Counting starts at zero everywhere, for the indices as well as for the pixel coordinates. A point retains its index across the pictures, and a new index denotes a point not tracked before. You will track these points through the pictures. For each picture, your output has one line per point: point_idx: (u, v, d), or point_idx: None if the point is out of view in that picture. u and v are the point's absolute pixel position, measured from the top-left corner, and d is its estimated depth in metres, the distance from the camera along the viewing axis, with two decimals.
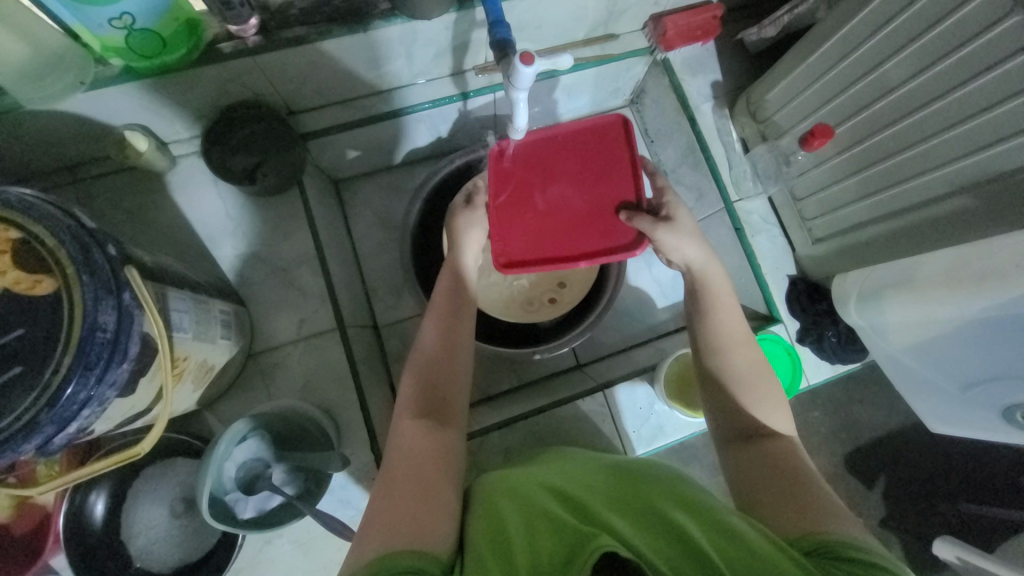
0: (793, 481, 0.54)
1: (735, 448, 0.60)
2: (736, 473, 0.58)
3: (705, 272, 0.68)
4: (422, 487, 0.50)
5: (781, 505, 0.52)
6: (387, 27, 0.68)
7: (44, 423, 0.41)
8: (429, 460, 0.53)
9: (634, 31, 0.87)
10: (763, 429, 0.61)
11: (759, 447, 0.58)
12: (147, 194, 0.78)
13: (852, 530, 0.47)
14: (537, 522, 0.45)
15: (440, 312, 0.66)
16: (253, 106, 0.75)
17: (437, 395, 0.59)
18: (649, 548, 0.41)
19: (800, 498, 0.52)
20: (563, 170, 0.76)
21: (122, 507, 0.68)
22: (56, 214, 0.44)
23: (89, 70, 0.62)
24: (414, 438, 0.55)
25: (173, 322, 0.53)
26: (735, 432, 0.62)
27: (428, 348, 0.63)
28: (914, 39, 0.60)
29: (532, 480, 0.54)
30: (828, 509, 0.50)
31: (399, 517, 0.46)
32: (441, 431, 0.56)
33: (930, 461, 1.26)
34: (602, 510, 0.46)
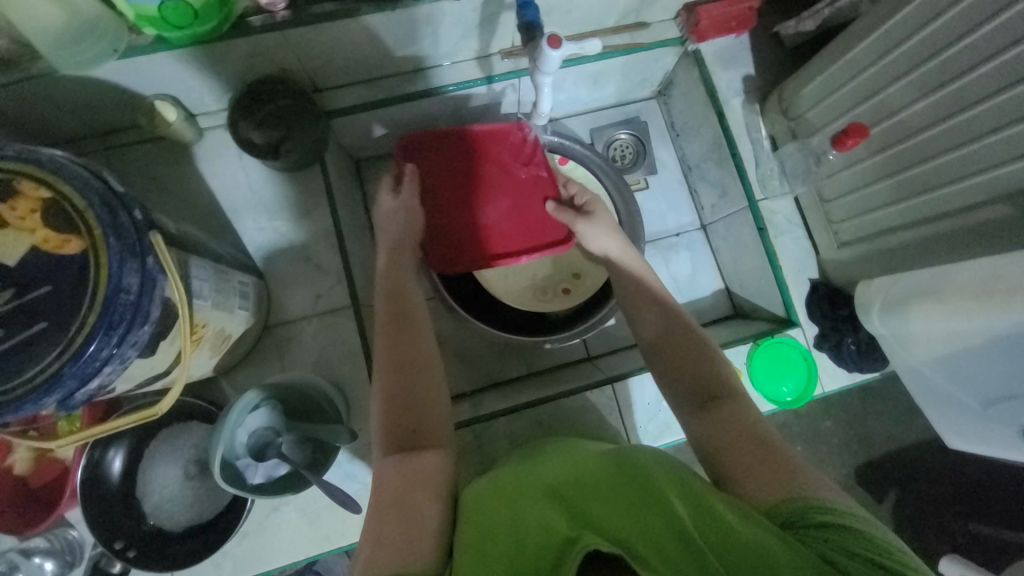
0: (758, 441, 0.53)
1: (696, 414, 0.59)
2: (704, 439, 0.56)
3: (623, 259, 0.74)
4: (402, 506, 0.49)
5: (753, 472, 0.51)
6: (416, 7, 0.67)
7: (67, 377, 0.42)
8: (416, 483, 0.52)
9: (666, 20, 0.85)
10: (720, 391, 0.60)
11: (720, 410, 0.57)
12: (174, 164, 0.80)
13: (828, 493, 0.47)
14: (524, 515, 0.46)
15: (388, 325, 0.65)
16: (280, 82, 0.75)
17: (407, 424, 0.58)
18: (640, 540, 0.41)
19: (767, 461, 0.51)
20: (478, 182, 0.84)
21: (138, 466, 0.70)
22: (87, 176, 0.45)
23: (122, 38, 0.63)
24: (389, 467, 0.54)
25: (194, 290, 0.55)
26: (692, 400, 0.60)
27: (387, 361, 0.62)
28: (961, 37, 0.58)
29: (521, 472, 0.54)
30: (803, 474, 0.50)
31: (384, 537, 0.46)
32: (427, 453, 0.55)
33: (945, 479, 1.22)
34: (585, 498, 0.46)
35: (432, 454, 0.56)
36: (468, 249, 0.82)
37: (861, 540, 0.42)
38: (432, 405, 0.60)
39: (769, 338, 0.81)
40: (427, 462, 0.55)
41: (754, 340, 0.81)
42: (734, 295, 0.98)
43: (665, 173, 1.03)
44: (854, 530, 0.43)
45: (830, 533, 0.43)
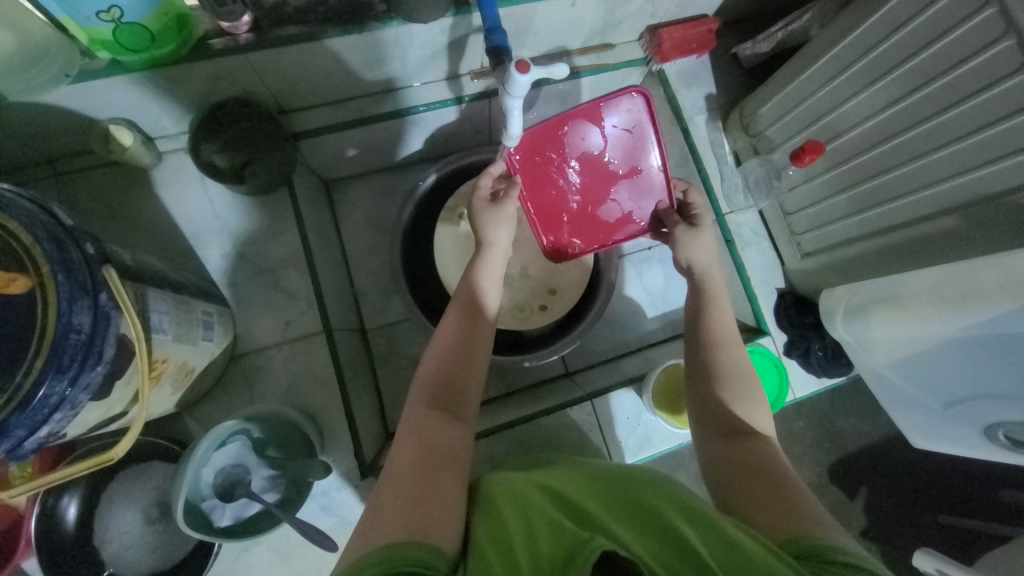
0: (785, 489, 0.52)
1: (723, 443, 0.59)
2: (724, 469, 0.57)
3: (705, 278, 0.71)
4: (429, 483, 0.49)
5: (772, 509, 0.50)
6: (383, 29, 0.67)
7: (14, 427, 0.39)
8: (438, 451, 0.52)
9: (630, 42, 0.87)
10: (750, 428, 0.60)
11: (748, 448, 0.58)
12: (132, 190, 0.76)
13: (846, 541, 0.46)
14: (535, 522, 0.44)
15: (457, 318, 0.63)
16: (243, 104, 0.73)
17: (453, 387, 0.59)
18: (651, 553, 0.40)
19: (789, 505, 0.50)
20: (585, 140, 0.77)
21: (93, 512, 0.65)
22: (33, 210, 0.42)
23: (74, 62, 0.60)
24: (418, 444, 0.52)
25: (153, 324, 0.52)
26: (723, 429, 0.61)
27: (448, 329, 0.63)
28: (905, 61, 0.61)
29: (526, 483, 0.53)
30: (812, 512, 0.49)
31: (397, 504, 0.46)
32: (455, 426, 0.56)
33: (912, 473, 1.27)
34: (597, 511, 0.46)
35: (462, 429, 0.56)
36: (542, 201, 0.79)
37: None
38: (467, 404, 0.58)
39: None
40: (451, 435, 0.54)
41: None
42: None
43: None
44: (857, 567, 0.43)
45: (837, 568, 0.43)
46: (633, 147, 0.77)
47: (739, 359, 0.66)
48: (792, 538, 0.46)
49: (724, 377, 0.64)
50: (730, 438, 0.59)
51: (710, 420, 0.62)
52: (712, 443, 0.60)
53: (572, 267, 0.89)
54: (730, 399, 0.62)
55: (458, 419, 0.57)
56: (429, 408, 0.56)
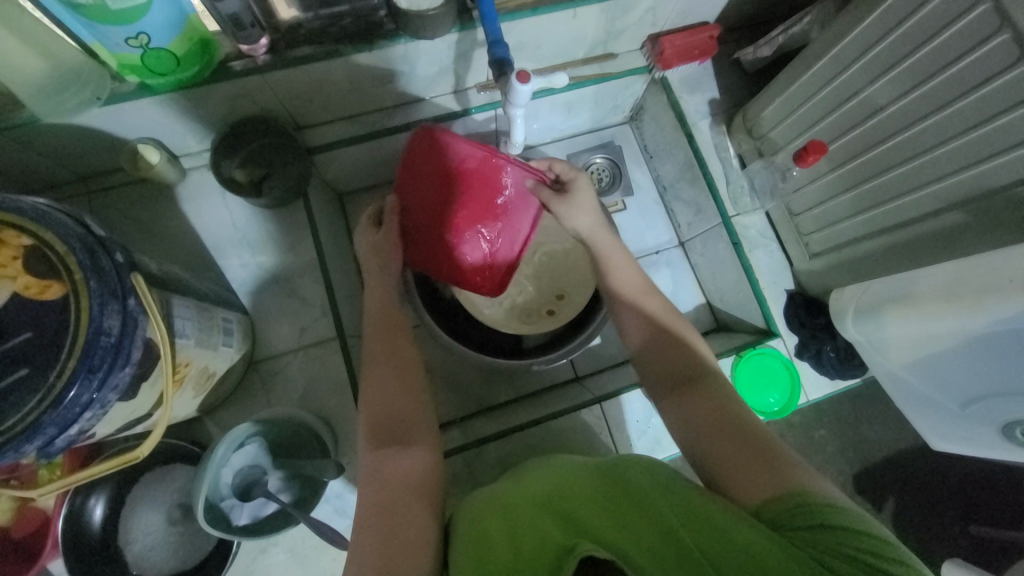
0: (738, 432, 0.55)
1: (675, 396, 0.62)
2: (690, 420, 0.59)
3: (597, 239, 0.79)
4: (395, 511, 0.51)
5: (738, 468, 0.52)
6: (392, 47, 0.70)
7: (47, 425, 0.42)
8: (403, 487, 0.53)
9: (632, 51, 0.89)
10: (692, 370, 0.64)
11: (698, 389, 0.61)
12: (157, 205, 0.80)
13: (813, 484, 0.48)
14: (523, 536, 0.47)
15: (377, 330, 0.69)
16: (260, 121, 0.77)
17: (394, 417, 0.61)
18: (638, 548, 0.42)
19: (748, 453, 0.53)
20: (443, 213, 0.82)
21: (119, 512, 0.68)
22: (67, 221, 0.46)
23: (105, 86, 0.64)
24: (387, 458, 0.56)
25: (177, 328, 0.55)
26: (671, 380, 0.64)
27: (377, 362, 0.66)
28: (903, 59, 0.62)
29: (518, 493, 0.54)
30: (786, 462, 0.51)
31: (375, 543, 0.48)
32: (415, 451, 0.58)
33: (938, 484, 1.23)
34: (581, 511, 0.48)
35: (419, 452, 0.58)
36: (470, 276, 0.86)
37: (849, 533, 0.42)
38: (421, 405, 0.63)
39: (752, 349, 0.83)
40: (410, 462, 0.56)
41: (736, 354, 0.82)
42: (716, 308, 1.00)
43: (641, 194, 1.06)
44: (847, 526, 0.43)
45: (824, 531, 0.43)
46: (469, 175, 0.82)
47: (661, 303, 0.71)
48: (766, 500, 0.48)
49: (650, 331, 0.69)
50: (672, 392, 0.63)
51: (654, 376, 0.66)
52: (663, 408, 0.63)
53: (580, 272, 0.90)
54: (668, 348, 0.67)
55: (412, 444, 0.58)
56: (375, 421, 0.60)
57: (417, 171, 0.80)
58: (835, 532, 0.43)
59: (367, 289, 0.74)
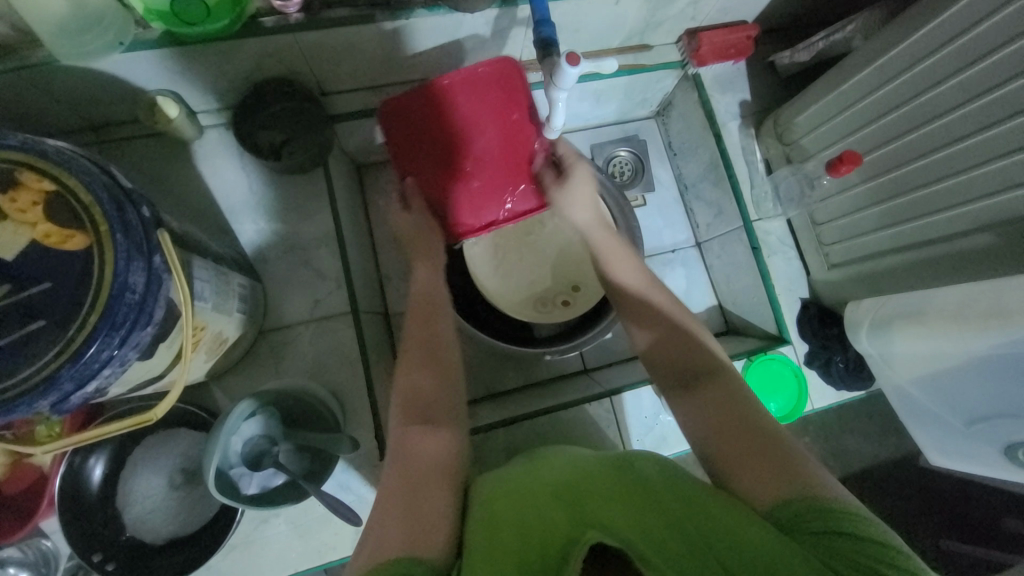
0: (757, 429, 0.53)
1: (687, 391, 0.60)
2: (701, 416, 0.56)
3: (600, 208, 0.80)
4: (418, 490, 0.51)
5: (753, 465, 0.50)
6: (429, 17, 0.68)
7: (63, 379, 0.40)
8: (426, 473, 0.53)
9: (668, 44, 0.88)
10: (704, 367, 0.61)
11: (709, 386, 0.58)
12: (171, 161, 0.77)
13: (826, 486, 0.47)
14: (534, 518, 0.47)
15: (424, 307, 0.70)
16: (285, 83, 0.75)
17: (429, 398, 0.60)
18: (641, 533, 0.43)
19: (762, 448, 0.51)
20: (448, 154, 0.76)
21: (119, 474, 0.67)
22: (93, 170, 0.43)
23: (128, 31, 0.62)
24: (417, 437, 0.56)
25: (196, 291, 0.53)
26: (682, 376, 0.61)
27: (417, 347, 0.65)
28: (951, 76, 0.61)
29: (527, 477, 0.54)
30: (800, 466, 0.49)
31: (392, 527, 0.47)
32: (443, 435, 0.57)
33: (916, 497, 1.27)
34: (586, 498, 0.48)
35: (443, 433, 0.57)
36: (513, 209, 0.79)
37: (860, 541, 0.42)
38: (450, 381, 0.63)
39: (763, 354, 0.83)
40: (437, 446, 0.55)
41: (748, 357, 0.83)
42: (727, 312, 1.00)
43: (662, 191, 1.06)
44: (860, 536, 0.42)
45: (836, 538, 0.43)
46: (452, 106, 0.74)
47: (666, 297, 0.70)
48: (778, 500, 0.47)
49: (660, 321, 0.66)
50: (681, 385, 0.61)
51: (666, 369, 0.63)
52: (671, 401, 0.61)
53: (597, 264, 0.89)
54: (680, 342, 0.64)
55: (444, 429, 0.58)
56: (400, 400, 0.60)
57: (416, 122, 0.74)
58: (849, 541, 0.42)
59: (417, 265, 0.75)
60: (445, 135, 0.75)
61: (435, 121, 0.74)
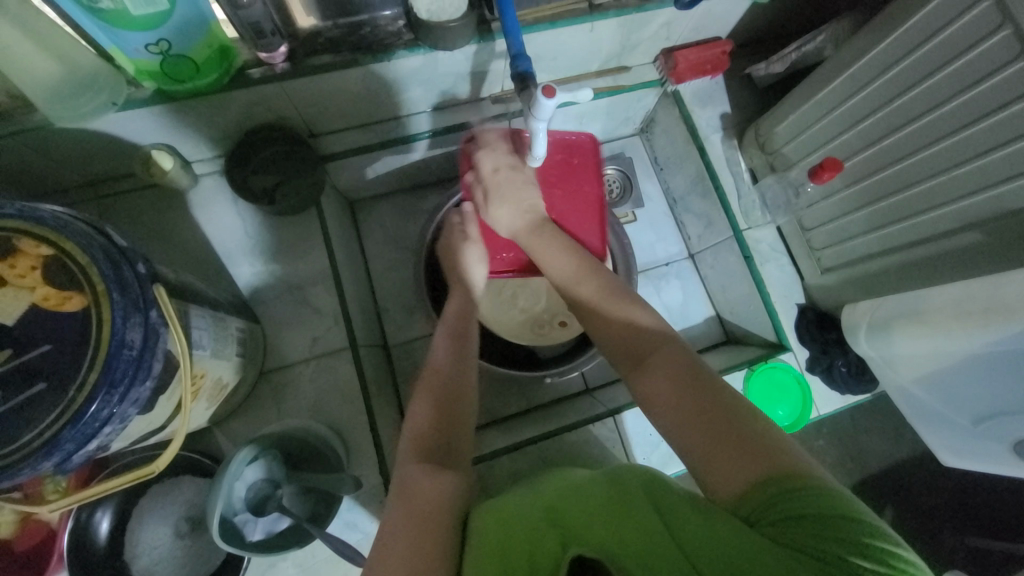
0: (714, 409, 0.50)
1: (636, 373, 0.58)
2: (651, 400, 0.55)
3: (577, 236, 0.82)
4: (423, 524, 0.50)
5: (716, 453, 0.48)
6: (410, 57, 0.70)
7: (65, 440, 0.41)
8: (428, 505, 0.52)
9: (645, 64, 0.90)
10: (645, 342, 0.59)
11: (652, 365, 0.56)
12: (167, 211, 0.79)
13: (794, 463, 0.45)
14: (530, 541, 0.47)
15: (447, 341, 0.69)
16: (275, 129, 0.77)
17: (443, 438, 0.60)
18: (621, 551, 0.43)
19: (722, 433, 0.48)
20: None
21: (127, 526, 0.67)
22: (89, 231, 0.45)
23: (121, 91, 0.64)
24: (423, 475, 0.55)
25: (194, 340, 0.54)
26: (626, 357, 0.60)
27: (442, 373, 0.66)
28: (922, 81, 0.63)
29: (528, 497, 0.54)
30: (764, 444, 0.46)
31: (395, 549, 0.48)
32: (451, 476, 0.57)
33: (937, 495, 1.24)
34: (569, 516, 0.48)
35: (452, 476, 0.57)
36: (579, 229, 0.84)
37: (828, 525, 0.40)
38: (465, 422, 0.63)
39: (765, 363, 0.83)
40: (444, 485, 0.55)
41: (749, 367, 0.82)
42: (725, 321, 1.00)
43: (651, 205, 1.07)
44: (825, 514, 0.40)
45: (801, 521, 0.40)
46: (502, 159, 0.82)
47: (604, 278, 0.67)
48: (747, 492, 0.44)
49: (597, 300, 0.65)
50: (636, 371, 0.58)
51: (615, 354, 0.62)
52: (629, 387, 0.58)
53: None
54: (623, 321, 0.62)
55: (453, 471, 0.58)
56: (420, 451, 0.58)
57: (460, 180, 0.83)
58: (811, 525, 0.40)
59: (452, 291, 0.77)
60: None
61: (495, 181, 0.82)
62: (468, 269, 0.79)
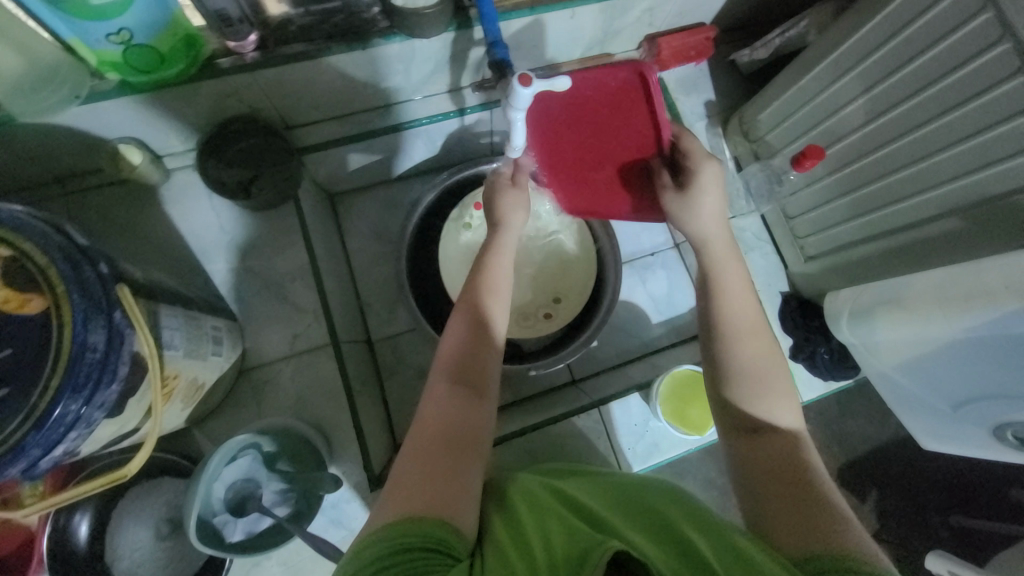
0: (797, 492, 0.51)
1: (743, 439, 0.57)
2: (743, 463, 0.56)
3: (709, 253, 0.65)
4: (447, 452, 0.50)
5: (793, 519, 0.48)
6: (387, 45, 0.68)
7: (29, 447, 0.40)
8: (456, 436, 0.51)
9: (629, 51, 0.88)
10: (768, 423, 0.57)
11: (764, 441, 0.56)
12: (139, 207, 0.77)
13: (865, 548, 0.44)
14: (555, 528, 0.44)
15: (475, 278, 0.63)
16: (248, 122, 0.74)
17: (474, 362, 0.57)
18: (658, 556, 0.40)
19: (806, 511, 0.49)
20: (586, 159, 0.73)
21: (105, 529, 0.65)
22: (48, 230, 0.43)
23: (84, 83, 0.61)
24: (451, 403, 0.54)
25: (165, 340, 0.52)
26: (741, 421, 0.59)
27: (460, 316, 0.60)
28: (903, 66, 0.62)
29: (547, 491, 0.52)
30: (837, 527, 0.47)
31: (410, 488, 0.46)
32: (477, 402, 0.55)
33: (919, 476, 1.27)
34: (606, 513, 0.46)
35: (486, 406, 0.55)
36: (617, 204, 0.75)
37: None
38: (495, 347, 0.59)
39: None
40: (474, 415, 0.54)
41: None
42: None
43: None
44: None
45: None
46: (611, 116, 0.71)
47: (767, 347, 0.62)
48: (806, 551, 0.45)
49: (740, 373, 0.60)
50: (748, 434, 0.57)
51: (729, 412, 0.60)
52: (727, 442, 0.59)
53: (578, 273, 0.90)
54: (751, 405, 0.58)
55: (480, 397, 0.55)
56: (448, 380, 0.56)
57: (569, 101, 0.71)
58: None
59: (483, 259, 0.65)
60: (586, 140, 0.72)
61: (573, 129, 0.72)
62: (506, 219, 0.67)
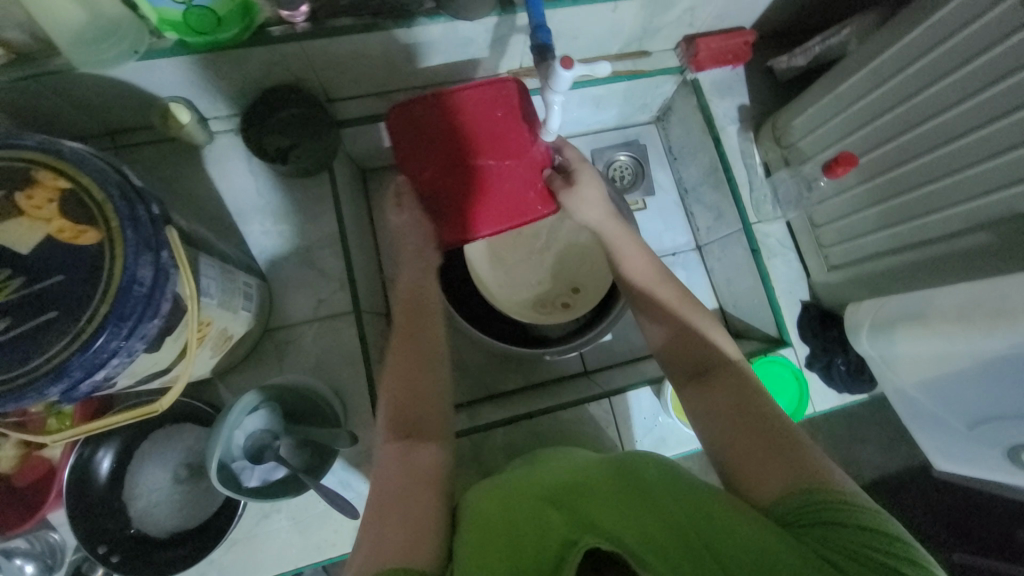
0: (762, 426, 0.54)
1: (696, 384, 0.61)
2: (704, 409, 0.59)
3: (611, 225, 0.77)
4: (406, 501, 0.51)
5: (766, 471, 0.51)
6: (431, 25, 0.70)
7: (73, 368, 0.42)
8: (421, 476, 0.53)
9: (667, 50, 0.89)
10: (713, 359, 0.62)
11: (715, 378, 0.60)
12: (181, 165, 0.80)
13: (840, 485, 0.47)
14: (529, 522, 0.46)
15: (402, 309, 0.69)
16: (292, 90, 0.77)
17: (411, 414, 0.59)
18: (643, 539, 0.42)
19: (773, 443, 0.52)
20: (458, 169, 0.73)
21: (128, 468, 0.68)
22: (106, 169, 0.46)
23: (143, 40, 0.64)
24: (400, 456, 0.55)
25: (202, 287, 0.55)
26: (690, 369, 0.63)
27: (409, 345, 0.65)
28: (942, 77, 0.62)
29: (529, 480, 0.54)
30: (810, 461, 0.50)
31: (393, 534, 0.47)
32: (432, 447, 0.56)
33: (930, 509, 1.24)
34: (583, 499, 0.48)
35: (433, 447, 0.57)
36: (514, 213, 0.75)
37: (868, 532, 0.43)
38: (437, 364, 0.64)
39: (763, 356, 0.83)
40: (427, 458, 0.55)
41: (748, 358, 0.82)
42: (728, 314, 1.00)
43: (662, 194, 1.07)
44: (863, 525, 0.43)
45: (835, 527, 0.44)
46: (480, 135, 0.73)
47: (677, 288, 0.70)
48: (784, 494, 0.48)
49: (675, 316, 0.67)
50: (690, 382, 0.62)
51: (679, 364, 0.65)
52: (683, 395, 0.62)
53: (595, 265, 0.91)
54: (697, 336, 0.65)
55: (432, 440, 0.57)
56: (396, 436, 0.57)
57: (419, 154, 0.73)
58: (848, 526, 0.43)
59: (402, 261, 0.74)
60: (461, 161, 0.73)
61: (450, 165, 0.73)
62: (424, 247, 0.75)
